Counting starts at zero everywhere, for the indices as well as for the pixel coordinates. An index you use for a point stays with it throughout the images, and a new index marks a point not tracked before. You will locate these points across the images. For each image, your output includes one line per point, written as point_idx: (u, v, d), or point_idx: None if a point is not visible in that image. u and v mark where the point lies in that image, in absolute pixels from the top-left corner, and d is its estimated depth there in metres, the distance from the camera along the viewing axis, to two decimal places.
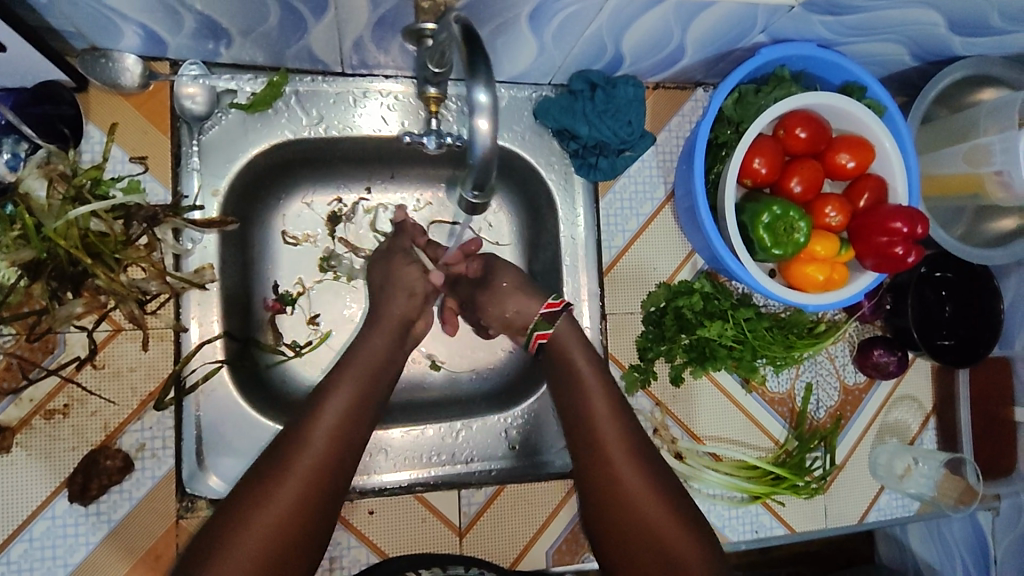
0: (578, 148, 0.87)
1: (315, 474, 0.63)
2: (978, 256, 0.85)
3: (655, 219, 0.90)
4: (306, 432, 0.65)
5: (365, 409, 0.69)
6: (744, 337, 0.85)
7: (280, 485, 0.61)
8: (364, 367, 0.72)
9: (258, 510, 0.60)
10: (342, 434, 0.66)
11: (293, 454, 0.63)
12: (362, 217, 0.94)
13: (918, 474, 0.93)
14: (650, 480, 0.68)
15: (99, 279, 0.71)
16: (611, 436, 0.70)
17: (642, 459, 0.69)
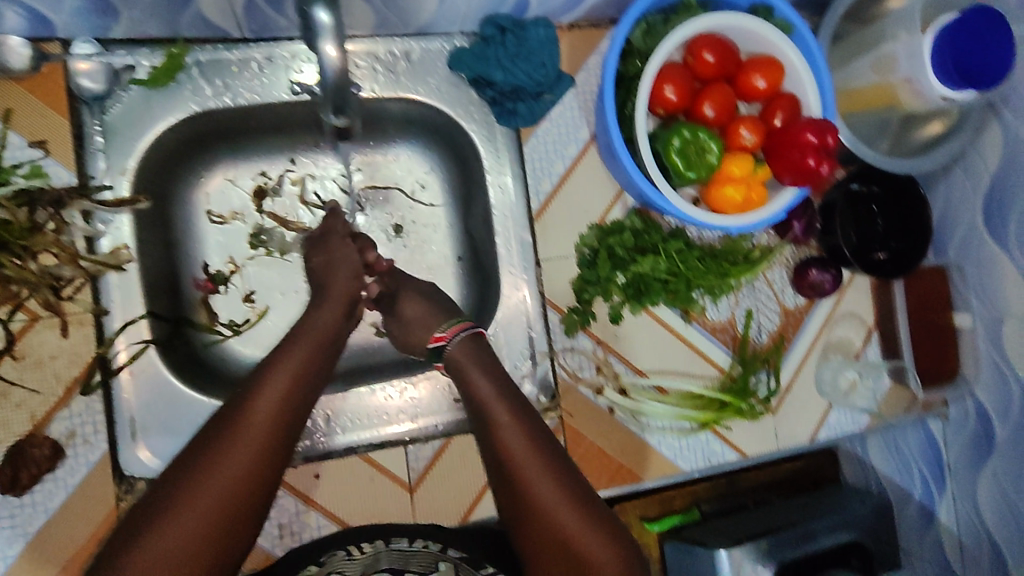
0: (495, 95, 0.86)
1: (240, 472, 0.60)
2: (901, 166, 0.86)
3: (582, 161, 0.89)
4: (232, 425, 0.62)
5: (297, 396, 0.66)
6: (677, 268, 0.86)
7: (205, 482, 0.59)
8: (299, 355, 0.69)
9: (172, 515, 0.57)
10: (272, 426, 0.63)
11: (218, 450, 0.61)
12: (289, 190, 0.95)
13: (863, 388, 0.96)
14: (560, 475, 0.68)
15: (8, 269, 0.70)
16: (519, 440, 0.69)
17: (554, 464, 0.69)
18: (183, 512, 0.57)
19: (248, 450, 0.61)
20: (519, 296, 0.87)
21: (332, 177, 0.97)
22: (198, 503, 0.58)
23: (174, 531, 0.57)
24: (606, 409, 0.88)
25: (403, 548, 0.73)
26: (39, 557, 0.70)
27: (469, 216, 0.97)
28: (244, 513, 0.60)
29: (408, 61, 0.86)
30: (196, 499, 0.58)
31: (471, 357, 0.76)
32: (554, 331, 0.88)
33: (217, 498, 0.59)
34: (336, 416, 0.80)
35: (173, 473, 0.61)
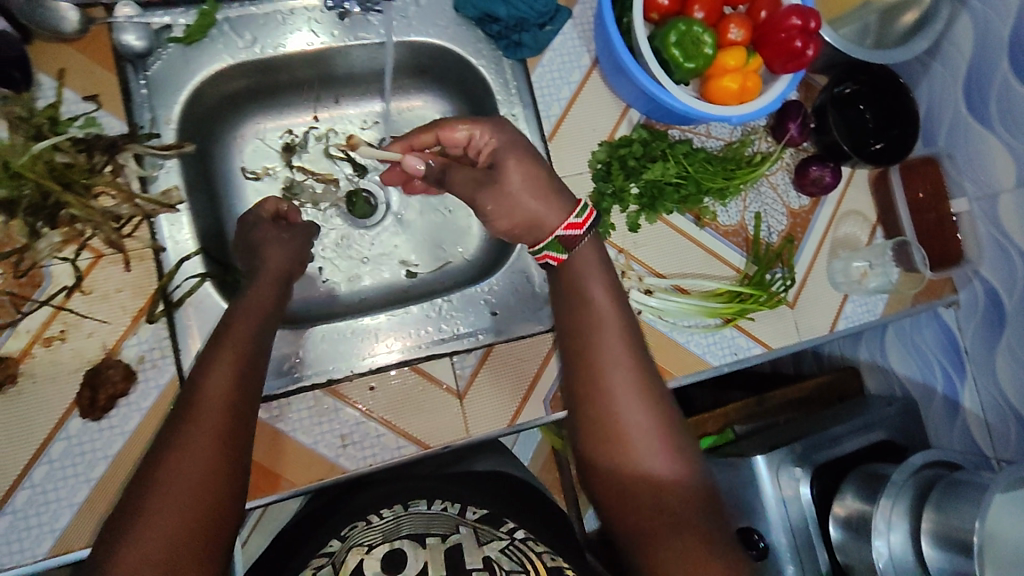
0: (500, 29, 0.93)
1: (204, 465, 0.57)
2: (891, 56, 0.91)
3: (586, 85, 0.96)
4: (188, 416, 0.60)
5: (244, 381, 0.64)
6: (686, 172, 0.92)
7: (187, 455, 0.57)
8: (240, 338, 0.67)
9: (142, 521, 0.55)
10: (228, 413, 0.61)
11: (179, 446, 0.58)
12: (314, 145, 1.02)
13: (875, 273, 1.00)
14: (651, 393, 0.68)
15: (73, 208, 0.75)
16: (611, 338, 0.69)
17: (639, 383, 0.68)
18: (152, 516, 0.55)
19: (209, 440, 0.59)
20: None
21: (351, 132, 1.04)
22: (176, 486, 0.56)
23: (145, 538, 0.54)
24: (633, 314, 0.92)
25: (423, 510, 0.77)
26: (119, 477, 0.73)
27: None
28: (219, 507, 0.58)
29: (418, 6, 0.94)
30: (162, 502, 0.55)
31: (542, 269, 0.76)
32: None
33: (197, 470, 0.57)
34: (382, 335, 0.87)
35: (134, 485, 0.58)
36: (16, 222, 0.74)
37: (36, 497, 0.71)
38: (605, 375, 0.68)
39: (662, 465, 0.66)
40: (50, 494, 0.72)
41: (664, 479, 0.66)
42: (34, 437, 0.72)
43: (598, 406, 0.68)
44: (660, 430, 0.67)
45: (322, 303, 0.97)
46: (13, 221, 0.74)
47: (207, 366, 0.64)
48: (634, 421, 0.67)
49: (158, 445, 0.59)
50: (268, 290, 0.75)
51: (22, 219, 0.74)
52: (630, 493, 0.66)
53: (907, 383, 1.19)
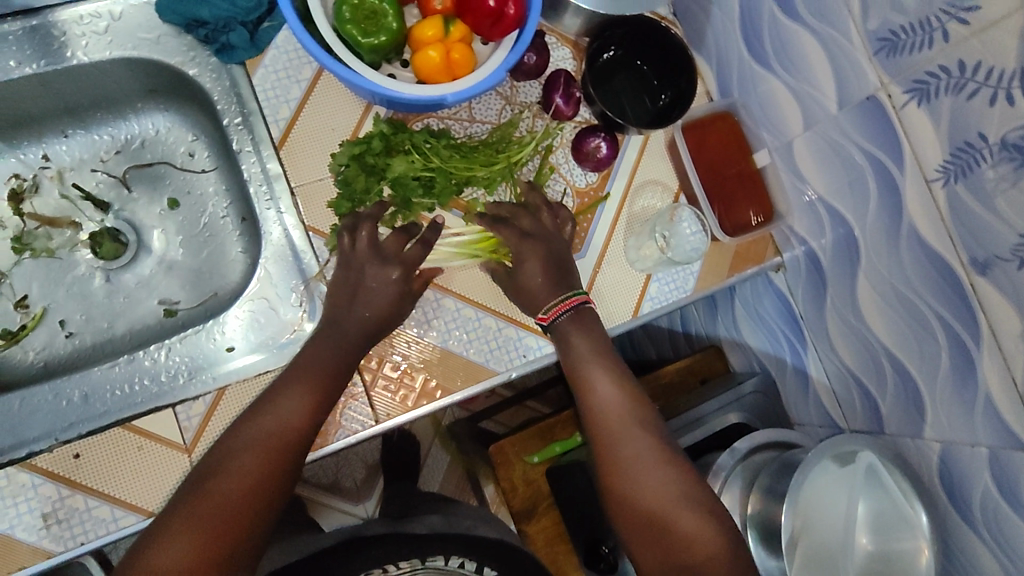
0: (208, 33, 0.83)
1: (242, 494, 0.67)
2: (633, 6, 0.87)
3: (318, 83, 0.86)
4: (243, 443, 0.69)
5: (318, 411, 0.74)
6: (429, 163, 0.82)
7: (218, 477, 0.67)
8: (321, 363, 0.75)
9: (173, 533, 0.63)
10: (286, 444, 0.71)
11: (220, 469, 0.68)
12: (49, 186, 0.93)
13: (677, 243, 0.90)
14: (659, 436, 0.77)
15: None
16: (617, 406, 0.79)
17: (646, 424, 0.78)
18: (198, 526, 0.64)
19: (261, 463, 0.69)
20: (279, 239, 0.84)
21: (91, 168, 0.95)
22: (207, 498, 0.65)
23: (177, 544, 0.62)
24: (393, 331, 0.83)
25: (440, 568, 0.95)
26: None
27: (235, 173, 0.93)
28: (246, 529, 0.66)
29: (115, 20, 0.83)
30: (217, 498, 0.66)
31: (578, 329, 0.82)
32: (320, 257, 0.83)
33: (225, 493, 0.66)
34: (95, 393, 0.78)
35: (174, 503, 0.66)
36: None
37: None
38: (614, 423, 0.77)
39: (672, 492, 0.73)
40: None
41: (666, 505, 0.72)
42: None
43: (619, 437, 0.76)
44: (670, 461, 0.75)
45: (65, 360, 0.88)
46: None
47: (277, 398, 0.73)
48: (644, 450, 0.75)
49: (217, 457, 0.69)
50: (331, 340, 0.77)
51: None
52: (635, 509, 0.73)
53: (762, 356, 1.10)
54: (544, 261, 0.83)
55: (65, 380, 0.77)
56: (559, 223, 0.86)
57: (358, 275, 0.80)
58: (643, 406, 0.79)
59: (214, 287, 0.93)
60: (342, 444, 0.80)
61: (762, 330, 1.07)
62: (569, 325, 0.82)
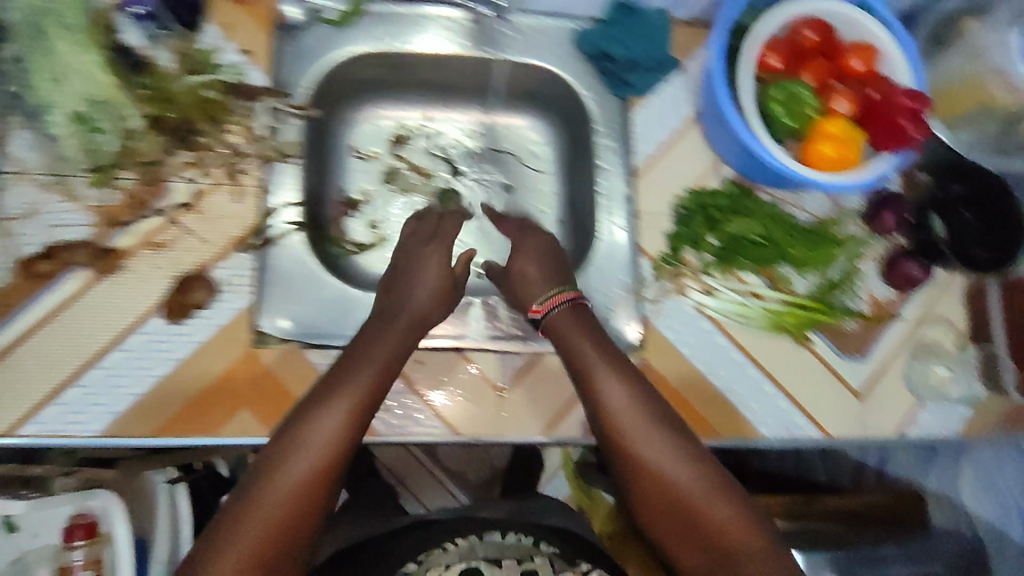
0: (611, 67, 0.98)
1: (270, 527, 0.66)
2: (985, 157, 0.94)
3: (686, 133, 0.98)
4: (303, 450, 0.70)
5: (352, 430, 0.73)
6: (770, 235, 0.92)
7: (275, 485, 0.68)
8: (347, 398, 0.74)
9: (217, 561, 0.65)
10: (320, 466, 0.69)
11: (261, 492, 0.68)
12: (420, 141, 1.10)
13: (955, 381, 0.94)
14: (701, 452, 0.77)
15: (208, 138, 0.85)
16: (624, 407, 0.78)
17: (676, 435, 0.77)
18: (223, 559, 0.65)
19: (287, 492, 0.68)
20: (614, 245, 0.94)
21: (454, 137, 1.11)
22: (265, 503, 0.67)
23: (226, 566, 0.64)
24: (688, 363, 0.91)
25: (496, 543, 0.84)
26: (172, 388, 0.80)
27: (574, 183, 1.07)
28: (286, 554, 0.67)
29: (542, 33, 1.00)
30: (234, 546, 0.65)
31: (576, 327, 0.84)
32: (642, 275, 0.93)
33: (272, 503, 0.67)
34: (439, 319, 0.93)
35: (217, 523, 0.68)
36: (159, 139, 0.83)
37: (108, 376, 0.79)
38: (635, 434, 0.77)
39: (734, 516, 0.73)
40: (119, 376, 0.79)
41: (732, 532, 0.72)
42: (123, 321, 0.80)
43: (634, 443, 0.76)
44: (717, 486, 0.75)
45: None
46: (158, 136, 0.83)
47: (315, 415, 0.72)
48: (655, 447, 0.76)
49: (259, 475, 0.69)
50: (376, 368, 0.77)
51: (163, 137, 0.84)
52: (664, 514, 0.75)
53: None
54: (540, 264, 0.92)
55: None
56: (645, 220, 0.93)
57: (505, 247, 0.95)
58: (664, 410, 0.79)
59: None
60: None
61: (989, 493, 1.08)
62: (559, 320, 0.85)
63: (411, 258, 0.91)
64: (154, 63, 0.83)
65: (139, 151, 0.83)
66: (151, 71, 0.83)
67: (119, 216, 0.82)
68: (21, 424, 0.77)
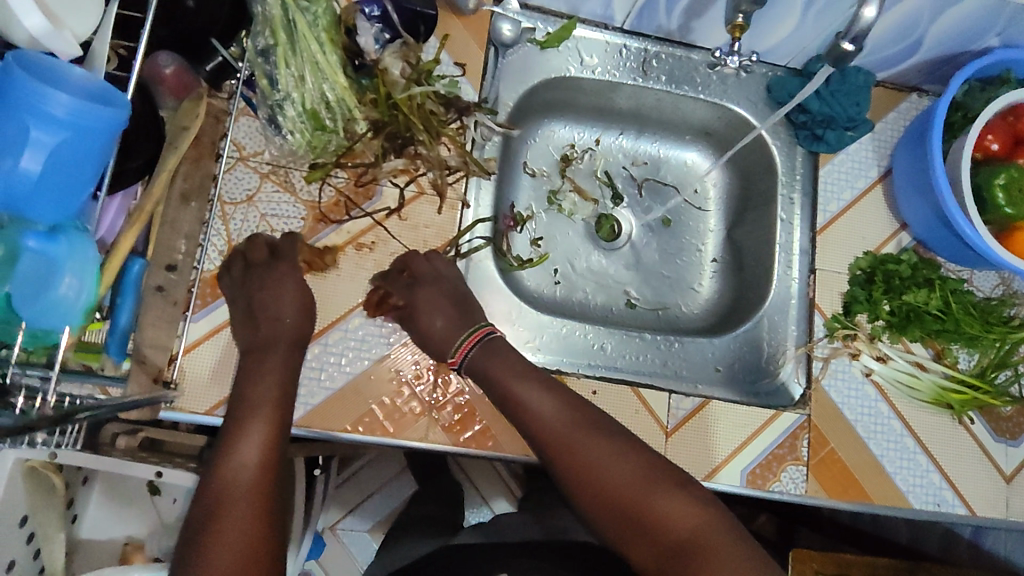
0: (805, 120, 0.97)
1: (247, 543, 0.68)
2: None
3: (868, 194, 0.98)
4: (227, 483, 0.70)
5: (275, 442, 0.73)
6: (948, 309, 0.91)
7: (225, 519, 0.68)
8: (272, 383, 0.75)
9: (212, 556, 0.66)
10: (261, 467, 0.72)
11: (226, 510, 0.68)
12: (587, 163, 1.10)
13: None
14: (620, 447, 0.75)
15: (422, 146, 0.86)
16: (546, 413, 0.76)
17: (609, 434, 0.76)
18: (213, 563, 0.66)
19: (247, 514, 0.69)
20: (788, 296, 0.96)
21: (621, 164, 1.11)
22: (220, 541, 0.67)
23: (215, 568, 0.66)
24: (851, 425, 0.92)
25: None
26: (364, 389, 0.81)
27: (739, 226, 1.07)
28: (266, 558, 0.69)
29: (738, 78, 1.01)
30: (229, 536, 0.67)
31: (495, 360, 0.80)
32: (815, 331, 0.94)
33: (236, 535, 0.68)
34: (609, 350, 0.93)
35: (189, 535, 0.68)
36: (377, 142, 0.85)
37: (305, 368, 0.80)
38: (545, 425, 0.76)
39: (674, 507, 0.71)
40: (318, 371, 0.81)
41: (672, 523, 0.71)
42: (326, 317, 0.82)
43: (557, 449, 0.75)
44: (649, 474, 0.74)
45: (549, 303, 1.04)
46: (376, 140, 0.85)
47: (241, 436, 0.72)
48: (593, 458, 0.74)
49: (218, 496, 0.69)
50: (285, 362, 0.77)
51: (382, 142, 0.85)
52: (622, 524, 0.73)
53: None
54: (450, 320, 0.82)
55: (601, 331, 0.94)
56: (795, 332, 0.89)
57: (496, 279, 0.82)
58: (570, 407, 0.77)
59: (674, 300, 1.07)
60: (776, 495, 0.88)
61: None
62: (480, 360, 0.80)
63: (261, 290, 0.79)
64: (383, 68, 0.85)
65: (356, 153, 0.85)
66: (380, 75, 0.85)
67: (330, 213, 0.84)
68: (216, 408, 0.77)
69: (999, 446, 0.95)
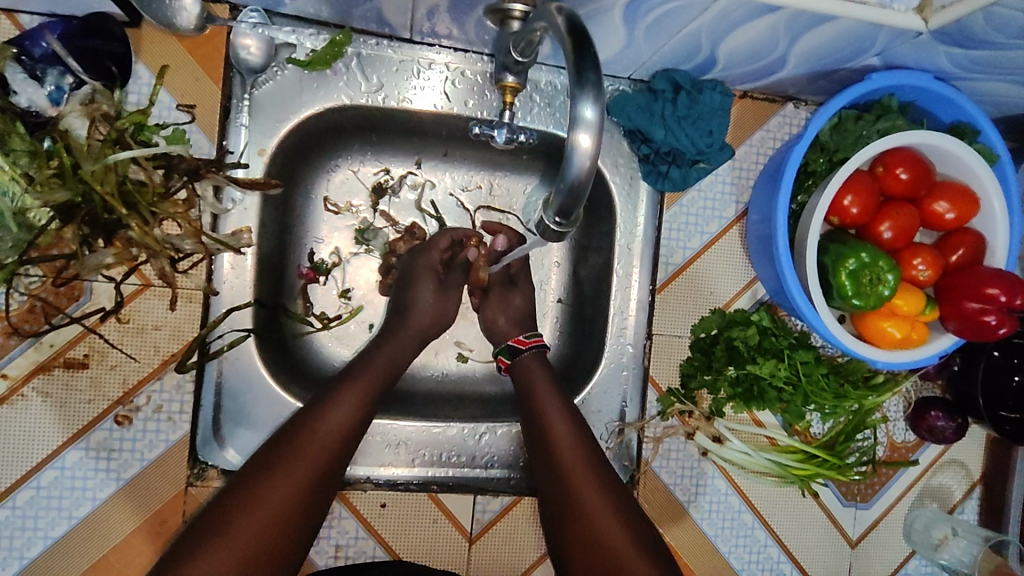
0: (649, 153, 0.80)
1: (272, 523, 0.59)
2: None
3: (721, 239, 0.84)
4: (294, 451, 0.63)
5: (345, 445, 0.65)
6: (797, 380, 0.79)
7: (279, 478, 0.60)
8: (351, 398, 0.68)
9: (225, 544, 0.56)
10: (327, 465, 0.63)
11: (274, 480, 0.60)
12: (407, 194, 0.89)
13: (956, 545, 0.86)
14: (599, 469, 0.70)
15: (133, 231, 0.67)
16: (569, 437, 0.71)
17: (598, 468, 0.70)
18: (225, 546, 0.56)
19: (296, 495, 0.61)
20: (621, 365, 0.83)
21: (450, 190, 0.90)
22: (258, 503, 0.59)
23: (224, 557, 0.56)
24: (684, 508, 0.84)
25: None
26: (91, 534, 0.69)
27: (587, 261, 0.89)
28: (268, 566, 0.58)
29: (567, 96, 0.80)
30: (276, 490, 0.60)
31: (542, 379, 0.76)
32: (648, 408, 0.83)
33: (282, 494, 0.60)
34: (411, 447, 0.78)
35: (211, 512, 0.59)
36: (69, 229, 0.66)
37: (14, 519, 0.68)
38: (566, 447, 0.71)
39: (631, 544, 0.65)
40: (28, 520, 0.68)
41: (627, 552, 0.65)
42: (27, 458, 0.68)
43: (564, 457, 0.70)
44: (623, 511, 0.68)
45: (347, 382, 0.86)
46: (68, 227, 0.66)
47: (327, 404, 0.67)
48: (581, 474, 0.69)
49: (268, 461, 0.62)
50: (371, 379, 0.71)
51: (76, 228, 0.66)
52: (577, 536, 0.67)
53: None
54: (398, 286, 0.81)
55: (398, 429, 0.78)
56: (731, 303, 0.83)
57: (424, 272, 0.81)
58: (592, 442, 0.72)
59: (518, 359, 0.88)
60: None
61: None
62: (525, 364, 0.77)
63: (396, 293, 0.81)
64: (64, 129, 0.65)
65: (48, 246, 0.67)
66: (59, 139, 0.64)
67: (25, 324, 0.67)
68: None
69: (850, 509, 0.88)
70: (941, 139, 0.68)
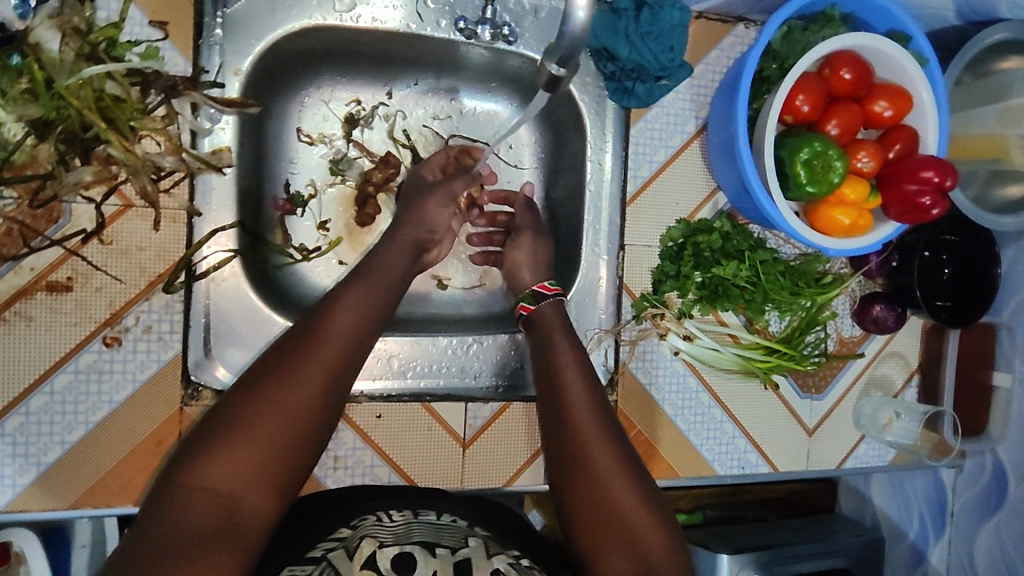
0: (615, 70, 0.83)
1: (288, 420, 0.56)
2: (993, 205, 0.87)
3: (684, 153, 0.89)
4: (305, 353, 0.60)
5: (355, 348, 0.63)
6: (757, 279, 0.86)
7: (293, 380, 0.58)
8: (353, 308, 0.65)
9: (232, 445, 0.54)
10: (334, 371, 0.60)
11: (281, 383, 0.57)
12: (379, 124, 0.91)
13: (899, 426, 0.98)
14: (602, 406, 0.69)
15: (112, 147, 0.67)
16: (579, 382, 0.70)
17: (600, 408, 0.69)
18: (238, 447, 0.54)
19: (309, 397, 0.58)
20: (597, 277, 0.88)
21: (421, 119, 0.92)
22: (271, 406, 0.56)
23: (237, 459, 0.54)
24: (659, 406, 0.90)
25: (433, 522, 0.63)
26: (84, 457, 0.69)
27: (557, 182, 0.94)
28: (281, 468, 0.55)
29: (536, 17, 0.82)
30: (290, 393, 0.57)
31: (556, 319, 0.77)
32: (623, 313, 0.89)
33: (297, 398, 0.57)
34: (405, 363, 0.82)
35: (213, 418, 0.56)
36: (45, 147, 0.66)
37: (4, 446, 0.67)
38: (574, 396, 0.69)
39: (629, 483, 0.63)
40: (19, 447, 0.67)
41: (624, 497, 0.62)
42: (12, 385, 0.67)
43: (569, 398, 0.69)
44: (626, 456, 0.65)
45: None
46: (43, 145, 0.66)
47: (332, 313, 0.64)
48: (589, 426, 0.67)
49: (273, 368, 0.59)
50: (375, 284, 0.70)
51: (52, 145, 0.66)
52: (576, 479, 0.64)
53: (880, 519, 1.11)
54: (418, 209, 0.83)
55: (390, 345, 0.82)
56: (691, 213, 0.90)
57: (414, 196, 0.81)
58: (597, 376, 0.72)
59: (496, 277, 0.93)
60: None
61: (896, 498, 1.10)
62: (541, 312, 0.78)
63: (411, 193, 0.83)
64: (35, 42, 0.64)
65: (23, 167, 0.66)
66: (29, 53, 0.64)
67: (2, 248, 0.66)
68: None
69: (807, 399, 0.96)
70: (879, 40, 0.74)
